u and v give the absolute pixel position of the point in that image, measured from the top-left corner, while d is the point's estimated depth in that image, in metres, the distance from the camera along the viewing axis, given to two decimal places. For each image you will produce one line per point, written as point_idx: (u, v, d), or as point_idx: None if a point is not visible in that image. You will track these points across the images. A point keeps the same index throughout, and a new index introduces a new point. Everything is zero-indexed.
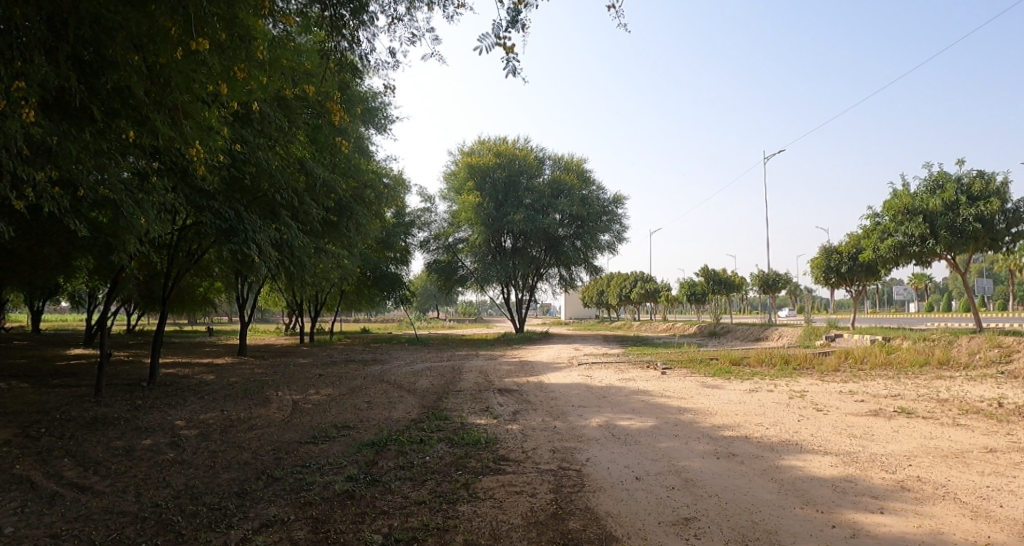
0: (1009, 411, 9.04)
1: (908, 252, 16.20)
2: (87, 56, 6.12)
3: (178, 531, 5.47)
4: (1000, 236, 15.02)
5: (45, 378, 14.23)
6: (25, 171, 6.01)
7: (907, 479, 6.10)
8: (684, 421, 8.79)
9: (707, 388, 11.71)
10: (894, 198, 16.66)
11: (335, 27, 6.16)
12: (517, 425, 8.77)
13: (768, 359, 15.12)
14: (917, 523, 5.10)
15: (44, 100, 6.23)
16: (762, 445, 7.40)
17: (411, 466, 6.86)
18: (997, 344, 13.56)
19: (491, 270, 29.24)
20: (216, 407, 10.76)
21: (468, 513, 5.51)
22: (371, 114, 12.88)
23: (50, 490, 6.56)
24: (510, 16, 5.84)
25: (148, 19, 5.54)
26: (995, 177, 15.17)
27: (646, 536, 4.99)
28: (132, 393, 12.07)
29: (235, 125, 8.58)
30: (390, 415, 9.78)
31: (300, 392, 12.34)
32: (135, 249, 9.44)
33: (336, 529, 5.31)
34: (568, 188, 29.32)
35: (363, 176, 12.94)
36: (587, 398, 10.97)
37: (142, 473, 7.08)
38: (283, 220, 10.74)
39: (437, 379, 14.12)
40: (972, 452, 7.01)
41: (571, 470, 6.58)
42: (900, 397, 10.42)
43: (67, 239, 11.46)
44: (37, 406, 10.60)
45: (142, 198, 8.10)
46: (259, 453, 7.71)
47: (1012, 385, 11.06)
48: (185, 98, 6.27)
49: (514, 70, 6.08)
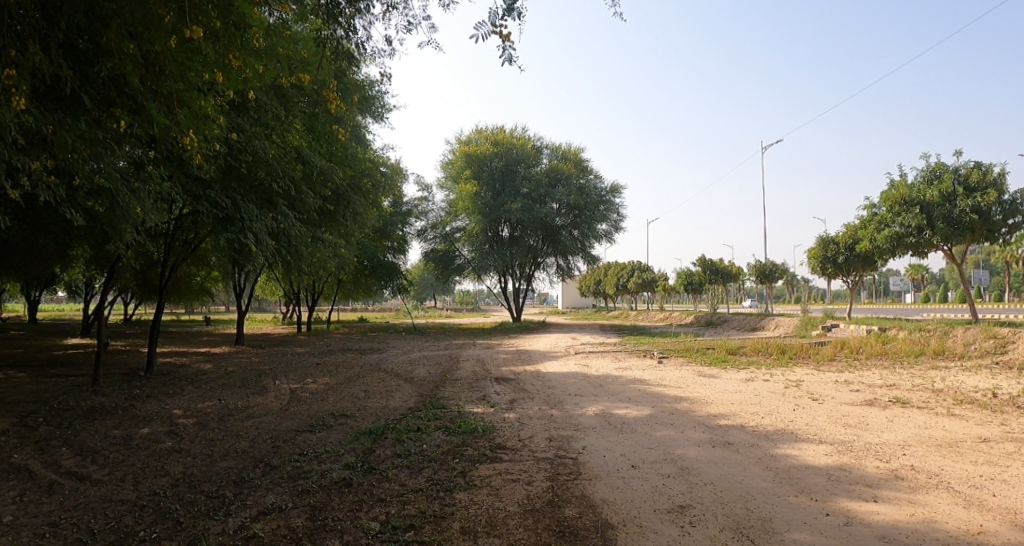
0: (1003, 401, 9.10)
1: (904, 242, 16.30)
2: (81, 44, 6.10)
3: (176, 519, 5.50)
4: (996, 227, 14.98)
5: (41, 367, 14.21)
6: (20, 160, 5.96)
7: (900, 468, 6.16)
8: (680, 410, 8.83)
9: (704, 377, 11.77)
10: (891, 189, 16.70)
11: (331, 15, 6.10)
12: (513, 414, 8.81)
13: (764, 349, 15.19)
14: (910, 511, 5.15)
15: (35, 89, 6.17)
16: (757, 434, 7.44)
17: (408, 454, 6.90)
18: (993, 335, 13.64)
19: (488, 259, 29.21)
20: (214, 396, 10.79)
21: (464, 501, 5.54)
22: (367, 102, 12.76)
23: (48, 479, 6.57)
24: (506, 4, 5.78)
25: (143, 6, 5.49)
26: (992, 168, 15.14)
27: (641, 523, 5.03)
28: (129, 383, 12.05)
29: (231, 113, 8.54)
30: (387, 404, 9.79)
31: (297, 381, 12.38)
32: (131, 238, 9.44)
33: (333, 516, 5.35)
34: (566, 177, 29.20)
35: (360, 164, 12.89)
36: (584, 387, 11.02)
37: (140, 462, 7.10)
38: (280, 210, 10.67)
39: (434, 368, 14.13)
40: (967, 441, 7.06)
41: (567, 458, 6.61)
42: (895, 387, 10.46)
43: (61, 228, 11.38)
44: (34, 396, 10.58)
45: (138, 187, 8.08)
46: (256, 442, 7.74)
47: (1007, 376, 11.12)
48: (180, 87, 6.22)
49: (510, 59, 6.02)
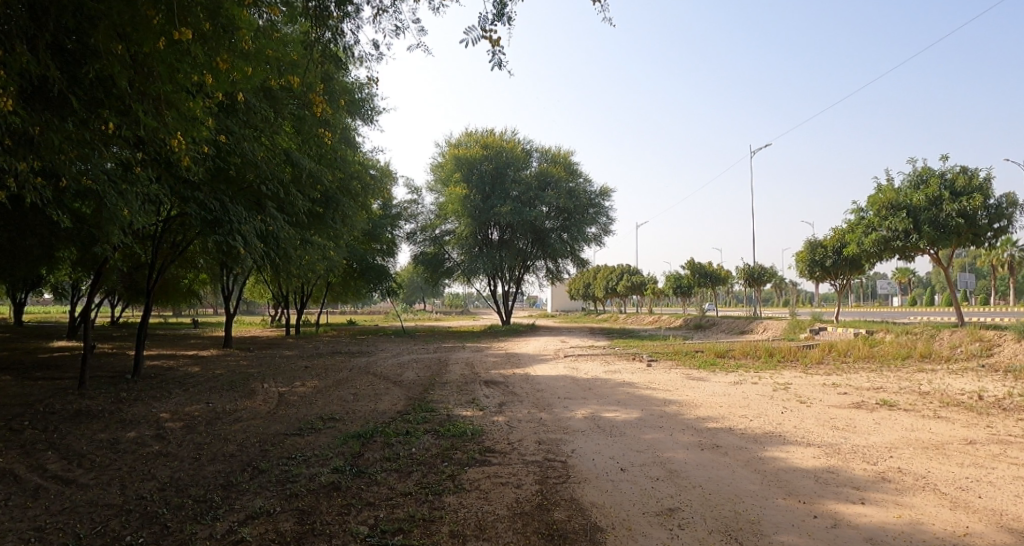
0: (989, 404, 9.21)
1: (891, 246, 16.45)
2: (69, 44, 6.03)
3: (163, 523, 5.46)
4: (982, 231, 15.11)
5: (26, 369, 14.10)
6: (7, 161, 5.88)
7: (888, 470, 6.20)
8: (669, 412, 8.86)
9: (693, 380, 11.81)
10: (878, 193, 16.88)
11: (320, 19, 6.10)
12: (503, 417, 8.81)
13: (753, 352, 15.30)
14: (898, 513, 5.19)
15: (23, 90, 6.08)
16: (745, 437, 7.47)
17: (397, 458, 6.88)
18: (979, 338, 13.81)
19: (478, 261, 29.25)
20: (201, 399, 10.70)
21: (453, 504, 5.53)
22: (356, 105, 12.74)
23: (33, 483, 6.49)
24: (496, 9, 5.80)
25: (132, 8, 5.48)
26: (978, 173, 15.33)
27: (630, 526, 5.04)
28: (116, 386, 11.88)
29: (220, 115, 8.48)
30: (376, 407, 9.78)
31: (285, 384, 12.29)
32: (117, 240, 9.32)
33: (321, 520, 5.32)
34: (555, 180, 29.29)
35: (349, 167, 12.84)
36: (573, 390, 11.00)
37: (127, 466, 7.03)
38: (268, 212, 10.59)
39: (423, 371, 14.09)
40: (952, 443, 7.14)
41: (556, 461, 6.62)
42: (883, 389, 10.56)
43: (47, 229, 11.27)
44: (20, 399, 10.46)
45: (125, 189, 8.02)
46: (244, 446, 7.68)
47: (992, 378, 11.25)
48: (169, 88, 6.18)
49: (499, 63, 6.11)
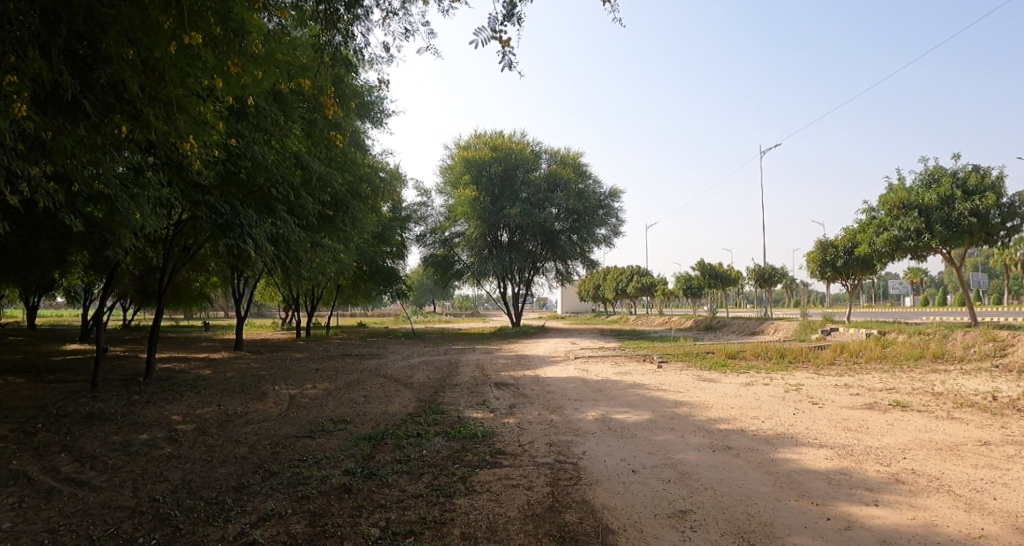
0: (1003, 404, 9.12)
1: (903, 245, 16.32)
2: (81, 50, 6.07)
3: (175, 526, 5.48)
4: (995, 230, 14.95)
5: (40, 373, 14.21)
6: (20, 166, 5.95)
7: (901, 471, 6.14)
8: (679, 414, 8.82)
9: (704, 381, 11.76)
10: (889, 192, 16.76)
11: (330, 22, 6.12)
12: (512, 418, 8.80)
13: (763, 353, 15.21)
14: (911, 515, 5.14)
15: (36, 95, 6.15)
16: (756, 439, 7.43)
17: (408, 460, 6.88)
18: (992, 338, 13.68)
19: (487, 263, 29.26)
20: (213, 401, 10.77)
21: (465, 507, 5.53)
22: (365, 108, 12.77)
23: (47, 485, 6.55)
24: (506, 10, 5.79)
25: (142, 12, 5.51)
26: (990, 172, 15.20)
27: (642, 528, 5.02)
28: (128, 389, 11.98)
29: (230, 119, 8.52)
30: (387, 409, 9.79)
31: (297, 386, 12.34)
32: (128, 243, 9.40)
33: (332, 523, 5.32)
34: (565, 182, 29.25)
35: (359, 170, 12.86)
36: (583, 391, 11.00)
37: (139, 468, 7.08)
38: (279, 215, 10.64)
39: (433, 373, 14.13)
40: (967, 445, 7.06)
41: (567, 463, 6.60)
42: (895, 390, 10.47)
43: (60, 233, 11.38)
44: (33, 402, 10.56)
45: (137, 193, 8.09)
46: (256, 448, 7.71)
47: (1007, 378, 11.13)
48: (179, 92, 6.22)
49: (509, 65, 6.03)
